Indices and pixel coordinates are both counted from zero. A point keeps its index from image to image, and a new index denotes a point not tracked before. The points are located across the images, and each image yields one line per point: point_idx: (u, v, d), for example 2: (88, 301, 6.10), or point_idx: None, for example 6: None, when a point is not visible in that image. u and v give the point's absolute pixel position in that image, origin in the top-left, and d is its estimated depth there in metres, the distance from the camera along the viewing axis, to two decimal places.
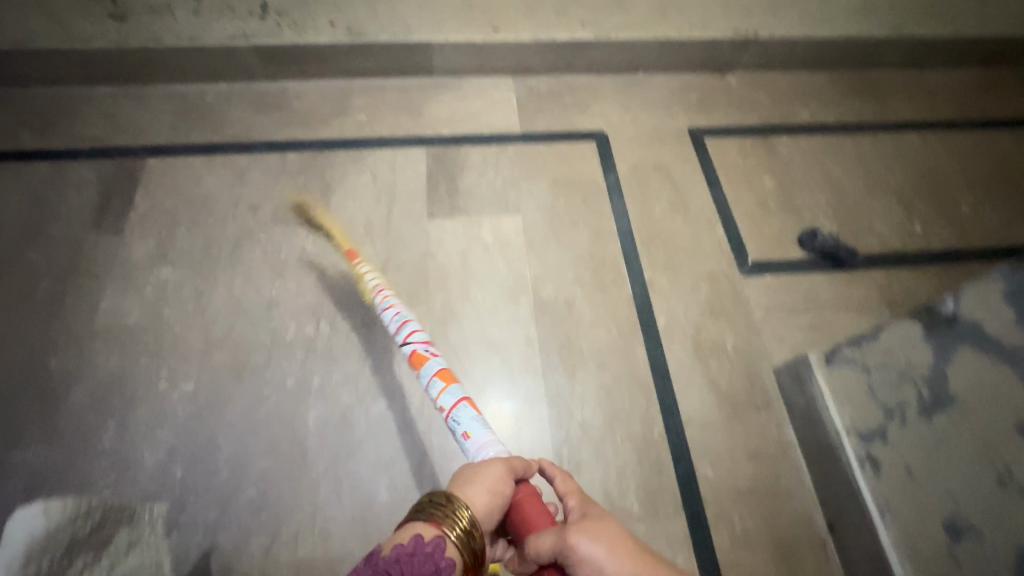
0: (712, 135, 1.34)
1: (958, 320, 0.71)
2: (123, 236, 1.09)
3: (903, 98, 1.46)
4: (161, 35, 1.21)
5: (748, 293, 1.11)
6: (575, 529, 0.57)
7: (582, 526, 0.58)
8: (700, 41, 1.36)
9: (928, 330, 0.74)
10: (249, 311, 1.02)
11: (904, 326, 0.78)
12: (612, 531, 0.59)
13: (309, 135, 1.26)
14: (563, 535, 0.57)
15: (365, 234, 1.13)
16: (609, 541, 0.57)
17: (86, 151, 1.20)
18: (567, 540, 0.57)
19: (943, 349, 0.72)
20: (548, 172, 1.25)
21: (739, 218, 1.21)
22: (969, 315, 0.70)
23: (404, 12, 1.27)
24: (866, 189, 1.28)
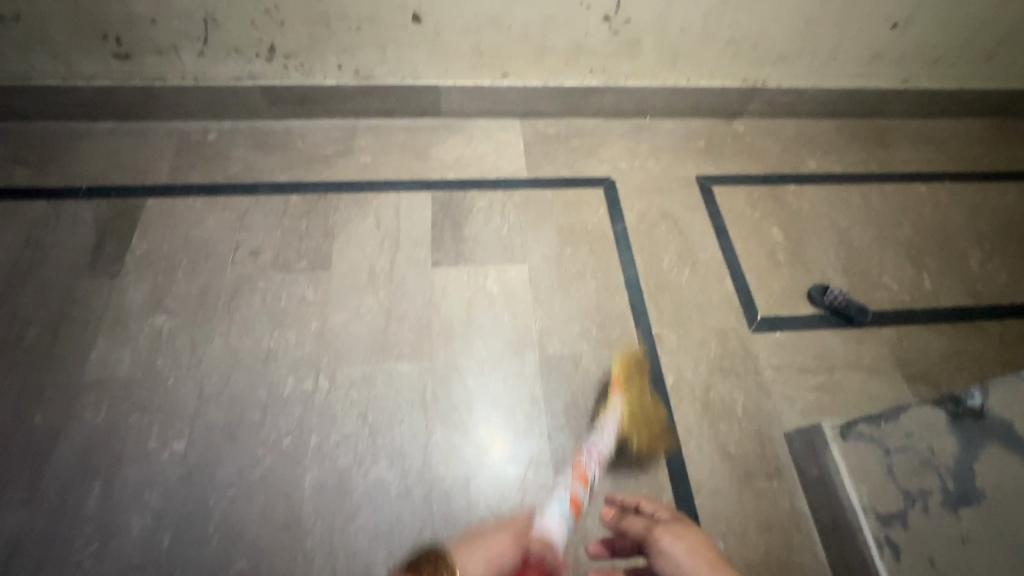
0: (720, 183, 1.33)
1: (984, 414, 0.72)
2: (118, 281, 1.06)
3: (909, 147, 1.46)
4: (166, 73, 1.18)
5: (758, 351, 1.09)
6: (661, 525, 0.74)
7: (669, 526, 0.73)
8: (709, 89, 1.36)
9: (952, 419, 0.74)
10: (245, 364, 0.99)
11: (924, 412, 0.78)
12: (694, 538, 0.71)
13: (312, 177, 1.24)
14: (650, 526, 0.74)
15: (367, 283, 1.10)
16: (688, 545, 0.70)
17: (85, 190, 1.17)
18: (654, 534, 0.73)
19: (967, 442, 0.72)
20: (554, 219, 1.23)
21: (748, 271, 1.19)
22: (997, 412, 0.70)
23: (411, 57, 1.21)
24: (875, 242, 1.27)
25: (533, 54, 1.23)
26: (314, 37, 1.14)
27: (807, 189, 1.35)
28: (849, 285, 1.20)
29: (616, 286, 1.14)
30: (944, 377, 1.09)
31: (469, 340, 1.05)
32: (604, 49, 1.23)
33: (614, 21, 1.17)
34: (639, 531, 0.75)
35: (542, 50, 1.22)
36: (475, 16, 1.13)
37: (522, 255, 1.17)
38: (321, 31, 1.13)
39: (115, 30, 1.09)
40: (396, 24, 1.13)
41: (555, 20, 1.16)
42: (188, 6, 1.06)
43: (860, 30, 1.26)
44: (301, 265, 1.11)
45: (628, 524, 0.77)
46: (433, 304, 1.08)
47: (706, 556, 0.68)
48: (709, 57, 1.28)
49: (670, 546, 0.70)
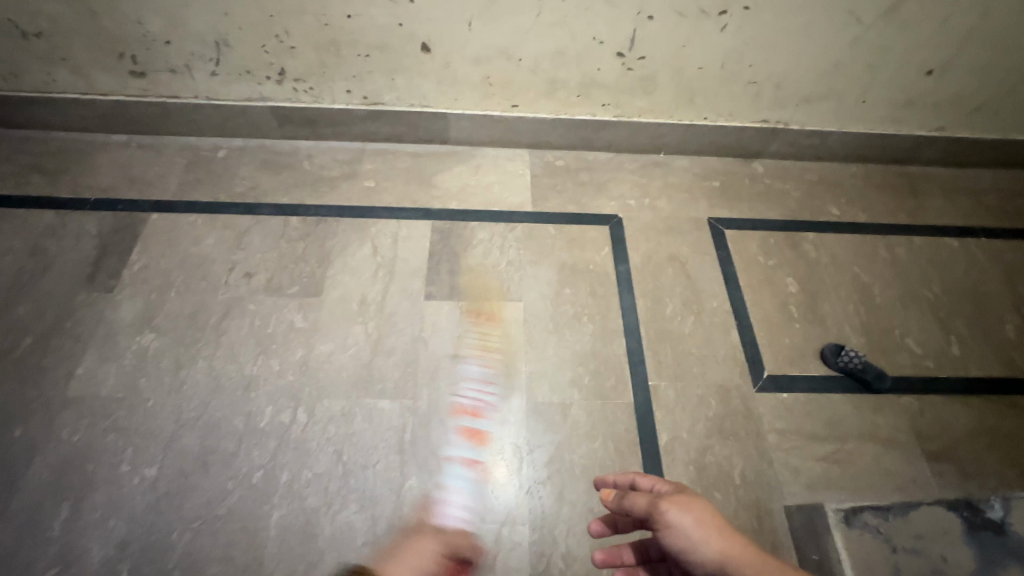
0: (734, 227, 1.27)
1: (1007, 528, 0.77)
2: (113, 295, 1.07)
3: (942, 198, 1.37)
4: (181, 91, 1.20)
5: (762, 412, 1.01)
6: (662, 498, 0.61)
7: (673, 497, 0.61)
8: (727, 128, 1.31)
9: (970, 527, 0.78)
10: (226, 390, 0.97)
11: (939, 512, 0.80)
12: (699, 504, 0.60)
13: (315, 199, 1.24)
14: (653, 501, 0.62)
15: (358, 312, 1.08)
16: (696, 515, 0.59)
17: (93, 201, 1.19)
18: (656, 506, 0.61)
19: (985, 558, 0.76)
20: (555, 256, 1.19)
21: (757, 324, 1.12)
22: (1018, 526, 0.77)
23: (420, 85, 1.19)
24: (899, 299, 1.18)
25: (544, 86, 1.20)
26: (323, 62, 1.14)
27: (827, 237, 1.27)
28: (868, 345, 1.12)
29: (613, 331, 1.09)
30: (970, 456, 1.00)
31: (455, 380, 1.01)
32: (617, 84, 1.19)
33: (627, 57, 1.13)
34: (642, 510, 0.62)
35: (553, 82, 1.19)
36: (484, 47, 1.11)
37: (518, 293, 1.13)
38: (330, 56, 1.13)
39: (132, 48, 1.11)
40: (406, 53, 1.12)
41: (567, 54, 1.12)
42: (202, 29, 1.07)
43: (892, 75, 1.19)
44: (294, 289, 1.10)
45: (629, 502, 0.64)
46: (422, 339, 1.06)
47: (717, 524, 0.58)
48: (728, 96, 1.23)
49: (676, 518, 0.59)
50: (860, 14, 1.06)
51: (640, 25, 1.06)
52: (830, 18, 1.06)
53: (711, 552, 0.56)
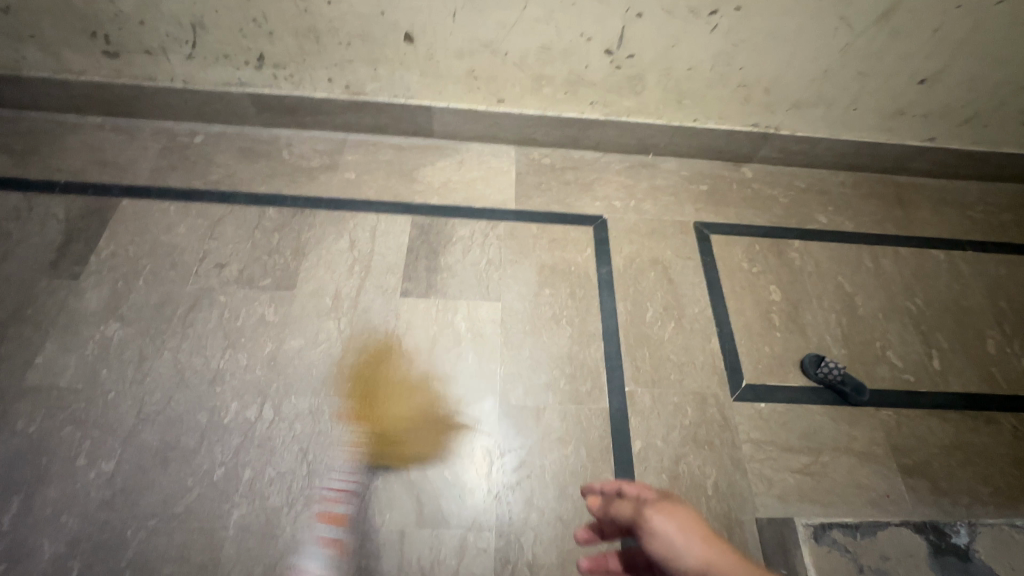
0: (719, 232, 1.25)
1: (973, 556, 0.82)
2: (78, 282, 1.03)
3: (930, 209, 1.36)
4: (156, 73, 1.17)
5: (738, 422, 1.00)
6: (647, 504, 0.59)
7: (659, 504, 0.59)
8: (715, 132, 1.29)
9: (935, 552, 0.82)
10: (190, 384, 0.95)
11: (905, 532, 0.84)
12: (687, 513, 0.58)
13: (292, 190, 1.21)
14: (638, 509, 0.60)
15: (330, 308, 1.05)
16: (681, 523, 0.56)
17: (62, 184, 1.16)
18: (641, 514, 0.59)
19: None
20: (536, 256, 1.16)
21: (737, 331, 1.11)
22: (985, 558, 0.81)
23: (403, 76, 1.16)
24: (881, 311, 1.17)
25: (531, 82, 1.17)
26: (303, 49, 1.10)
27: (813, 246, 1.25)
28: (848, 356, 1.10)
29: (592, 335, 1.07)
30: (944, 472, 0.99)
31: (427, 381, 0.99)
32: (605, 82, 1.17)
33: (615, 55, 1.10)
34: (627, 516, 0.61)
35: (539, 78, 1.16)
36: (469, 40, 1.08)
37: (496, 293, 1.11)
38: (310, 43, 1.09)
39: (103, 27, 1.07)
40: (388, 43, 1.09)
41: (554, 50, 1.09)
42: (176, 10, 1.03)
43: (884, 84, 1.17)
44: (265, 282, 1.07)
45: (614, 508, 0.62)
46: (395, 337, 1.03)
47: (702, 532, 0.55)
48: (718, 99, 1.21)
49: (660, 525, 0.56)
50: (852, 20, 1.03)
51: (628, 22, 1.03)
52: (822, 23, 1.04)
53: (694, 561, 0.53)
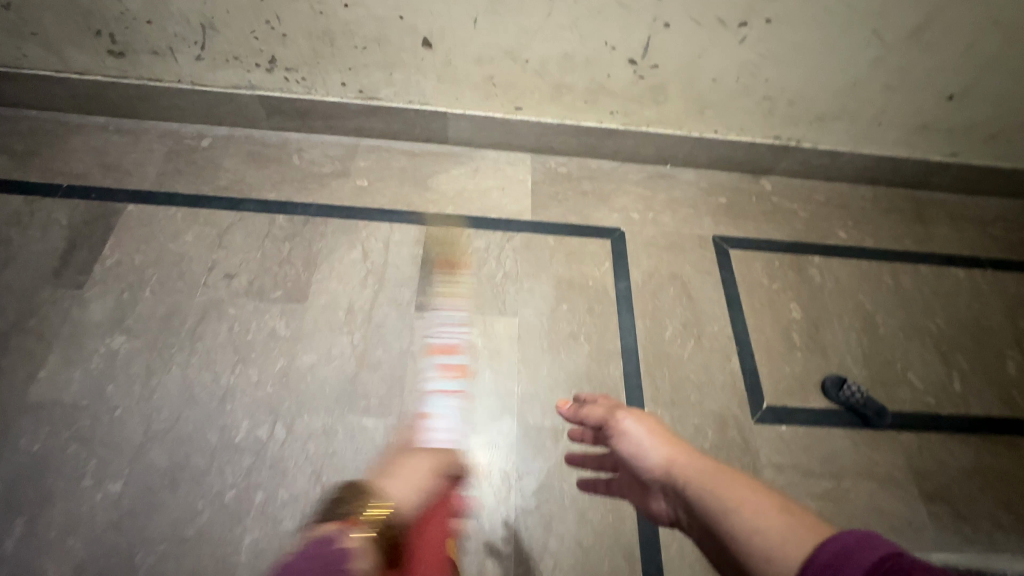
0: (738, 246, 1.23)
1: None
2: (82, 292, 1.00)
3: (949, 224, 1.34)
4: (162, 74, 1.12)
5: (758, 445, 0.98)
6: (620, 407, 0.64)
7: (630, 408, 0.64)
8: (736, 143, 1.26)
9: None
10: (199, 401, 0.92)
11: None
12: (656, 420, 0.62)
13: (303, 197, 1.17)
14: (609, 410, 0.65)
15: (343, 321, 1.02)
16: (648, 424, 0.60)
17: (65, 188, 1.12)
18: (614, 414, 0.64)
19: None
20: (553, 269, 1.14)
21: (757, 351, 1.09)
22: None
23: (419, 81, 1.13)
24: (902, 329, 1.15)
25: (550, 90, 1.14)
26: (316, 52, 1.07)
27: (832, 262, 1.23)
28: (868, 377, 1.09)
29: (610, 352, 1.05)
30: (965, 498, 0.98)
31: (444, 400, 0.97)
32: (626, 92, 1.14)
33: (639, 65, 1.07)
34: (598, 416, 0.65)
35: (559, 87, 1.13)
36: (488, 47, 1.04)
37: (513, 308, 1.08)
38: (323, 46, 1.05)
39: (108, 26, 1.03)
40: (405, 47, 1.05)
41: (576, 58, 1.06)
42: (185, 10, 0.99)
43: (910, 99, 1.14)
44: (276, 294, 1.04)
45: (588, 410, 0.67)
46: (410, 353, 1.01)
47: (666, 434, 0.58)
48: (740, 111, 1.18)
49: (629, 425, 0.61)
50: (884, 34, 1.00)
51: (654, 32, 1.00)
52: (852, 37, 1.01)
53: (655, 457, 0.57)
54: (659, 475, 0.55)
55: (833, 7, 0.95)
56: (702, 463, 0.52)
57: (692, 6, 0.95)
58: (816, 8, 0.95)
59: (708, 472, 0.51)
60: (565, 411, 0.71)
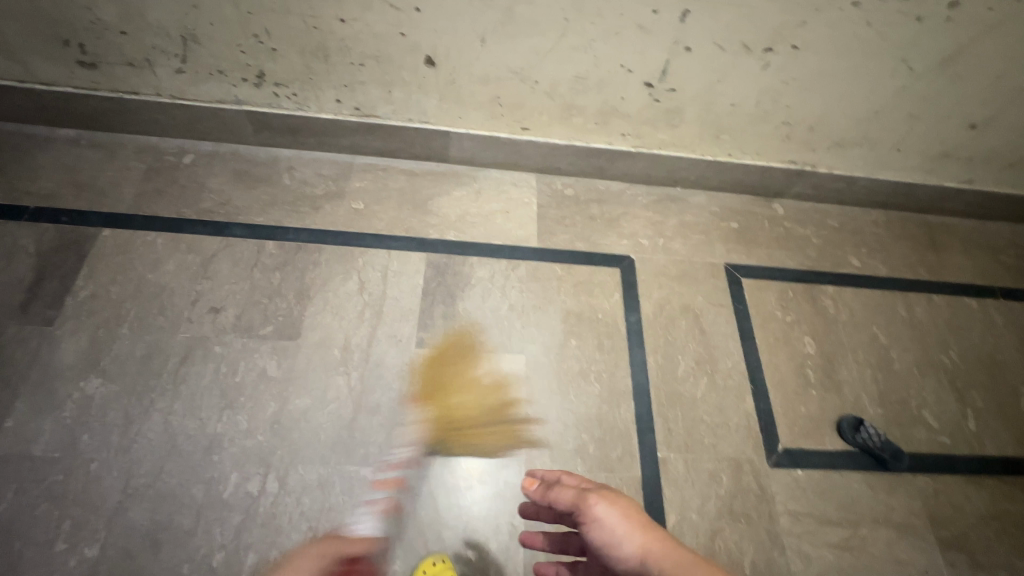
0: (751, 275, 1.19)
1: None
2: (52, 329, 0.92)
3: (962, 252, 1.31)
4: (139, 87, 1.03)
5: (775, 492, 0.95)
6: (591, 489, 0.60)
7: (601, 490, 0.60)
8: (750, 167, 1.21)
9: None
10: (183, 452, 0.85)
11: None
12: (624, 501, 0.60)
13: (294, 221, 1.09)
14: (580, 494, 0.60)
15: (339, 360, 0.96)
16: (622, 510, 0.58)
17: (32, 210, 1.03)
18: (583, 500, 0.59)
19: None
20: (561, 301, 1.08)
21: (772, 389, 1.05)
22: None
23: (420, 99, 1.05)
24: (916, 366, 1.13)
25: (560, 111, 1.07)
26: (309, 68, 0.98)
27: (846, 292, 1.20)
28: (884, 418, 1.06)
29: (621, 391, 1.01)
30: (982, 545, 0.95)
31: (448, 447, 0.92)
32: (640, 115, 1.08)
33: (655, 88, 1.01)
34: (568, 502, 0.60)
35: (569, 108, 1.06)
36: (496, 66, 0.97)
37: (520, 344, 1.02)
38: (317, 62, 0.97)
39: (77, 35, 0.93)
40: (406, 65, 0.97)
41: (589, 80, 0.99)
42: (163, 21, 0.90)
43: (933, 127, 1.10)
44: (266, 330, 0.97)
45: (555, 494, 0.62)
46: (411, 396, 0.95)
47: (641, 520, 0.57)
48: (757, 136, 1.13)
49: (602, 513, 0.58)
50: (913, 63, 0.96)
51: (674, 55, 0.94)
52: (880, 65, 0.96)
53: (632, 549, 0.56)
54: (638, 571, 0.55)
55: (864, 35, 0.90)
56: (681, 557, 0.54)
57: (716, 30, 0.89)
58: (846, 36, 0.90)
59: (687, 566, 0.53)
60: (533, 492, 0.65)
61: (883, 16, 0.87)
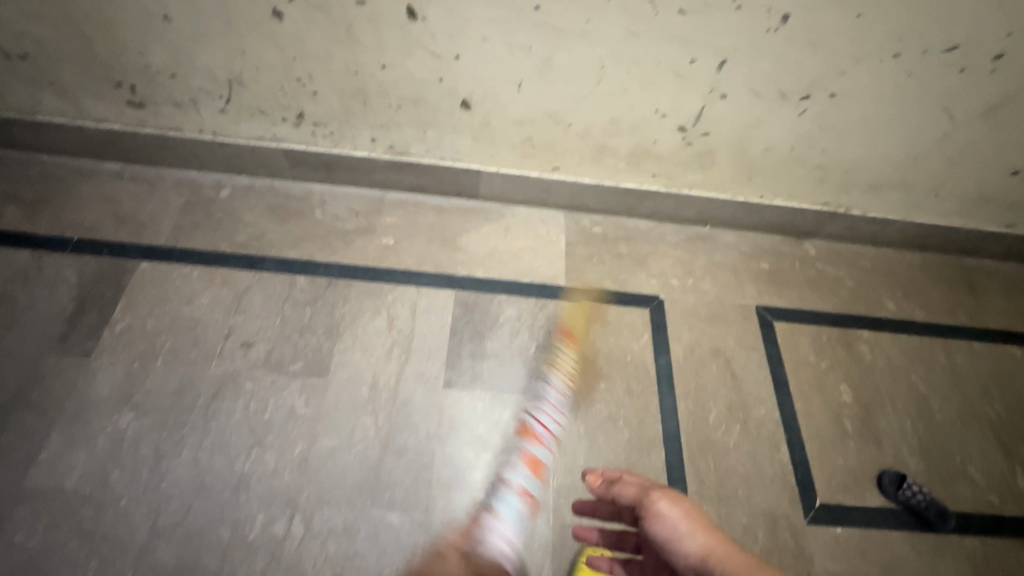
0: (783, 318, 1.16)
1: None
2: (88, 361, 0.93)
3: (1003, 296, 1.27)
4: (183, 124, 1.07)
5: (812, 551, 0.91)
6: (653, 487, 0.65)
7: (664, 489, 0.65)
8: (782, 208, 1.20)
9: None
10: (211, 491, 0.85)
11: None
12: (687, 501, 0.64)
13: (325, 255, 1.11)
14: (643, 491, 0.66)
15: (368, 399, 0.96)
16: (685, 509, 0.62)
17: (75, 242, 1.05)
18: (645, 495, 0.65)
19: None
20: (589, 342, 1.07)
21: (807, 440, 1.02)
22: None
23: (453, 140, 1.07)
24: (959, 417, 1.08)
25: (591, 153, 1.08)
26: (348, 109, 1.01)
27: (883, 337, 1.17)
28: (927, 472, 1.01)
29: (650, 437, 0.98)
30: None
31: (475, 493, 0.90)
32: (672, 157, 1.07)
33: (689, 132, 1.01)
34: (631, 498, 0.66)
35: (601, 149, 1.07)
36: (531, 110, 0.98)
37: (548, 386, 1.01)
38: (356, 104, 0.99)
39: (129, 77, 0.97)
40: (442, 108, 0.99)
41: (623, 124, 1.00)
42: (212, 66, 0.93)
43: (973, 173, 1.08)
44: (296, 366, 0.97)
45: (617, 489, 0.68)
46: (439, 437, 0.94)
47: (702, 520, 0.61)
48: (790, 178, 1.12)
49: (665, 509, 0.63)
50: (955, 112, 0.94)
51: (710, 102, 0.94)
52: (921, 113, 0.95)
53: (693, 547, 0.60)
54: (697, 567, 0.59)
55: (905, 84, 0.89)
56: (742, 560, 0.57)
57: (755, 79, 0.89)
58: (886, 85, 0.89)
59: (748, 566, 0.57)
60: (595, 487, 0.71)
61: (926, 67, 0.86)
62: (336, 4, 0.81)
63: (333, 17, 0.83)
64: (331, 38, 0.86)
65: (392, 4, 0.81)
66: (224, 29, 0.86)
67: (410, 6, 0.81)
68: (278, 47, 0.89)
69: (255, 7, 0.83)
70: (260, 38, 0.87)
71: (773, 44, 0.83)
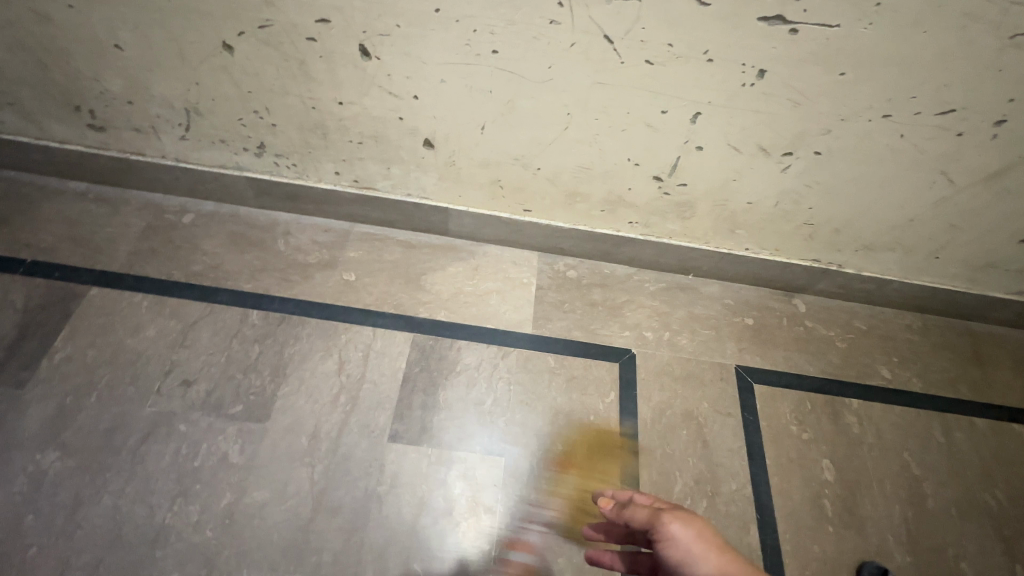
0: (765, 381, 1.08)
1: None
2: (21, 393, 0.90)
3: (1012, 368, 1.17)
4: (146, 149, 1.04)
5: None
6: (665, 508, 0.60)
7: (676, 509, 0.59)
8: (769, 263, 1.12)
9: None
10: (127, 544, 0.80)
11: None
12: (701, 521, 0.59)
13: (282, 290, 1.07)
14: (655, 513, 0.60)
15: (306, 449, 0.90)
16: (697, 529, 0.57)
17: (28, 264, 1.03)
18: (658, 518, 0.59)
19: None
20: (550, 398, 1.00)
21: (781, 522, 0.93)
22: None
23: (419, 177, 1.02)
24: (955, 504, 0.99)
25: (563, 197, 1.02)
26: (308, 143, 0.97)
27: (873, 408, 1.08)
28: (913, 568, 0.92)
29: None
30: None
31: (409, 559, 0.84)
32: (649, 206, 1.01)
33: (665, 182, 0.95)
34: (642, 521, 0.60)
35: (573, 194, 1.01)
36: (497, 152, 0.93)
37: (500, 446, 0.95)
38: (316, 138, 0.95)
39: (87, 102, 0.95)
40: (405, 146, 0.95)
41: (594, 170, 0.94)
42: (167, 94, 0.90)
43: (976, 238, 1.00)
44: (235, 410, 0.92)
45: (628, 511, 0.61)
46: (378, 497, 0.88)
47: (715, 541, 0.56)
48: (776, 234, 1.05)
49: (677, 531, 0.57)
50: (954, 176, 0.87)
51: (684, 153, 0.88)
52: (916, 176, 0.87)
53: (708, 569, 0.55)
54: None
55: (898, 146, 0.82)
56: None
57: (732, 132, 0.83)
58: (876, 146, 0.82)
59: None
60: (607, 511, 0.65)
61: (920, 129, 0.79)
62: (286, 40, 0.77)
63: (285, 52, 0.79)
64: (284, 73, 0.83)
65: (344, 43, 0.76)
66: (176, 60, 0.83)
67: (361, 45, 0.76)
68: (232, 80, 0.85)
69: (204, 40, 0.79)
70: (213, 70, 0.84)
71: (750, 99, 0.77)
